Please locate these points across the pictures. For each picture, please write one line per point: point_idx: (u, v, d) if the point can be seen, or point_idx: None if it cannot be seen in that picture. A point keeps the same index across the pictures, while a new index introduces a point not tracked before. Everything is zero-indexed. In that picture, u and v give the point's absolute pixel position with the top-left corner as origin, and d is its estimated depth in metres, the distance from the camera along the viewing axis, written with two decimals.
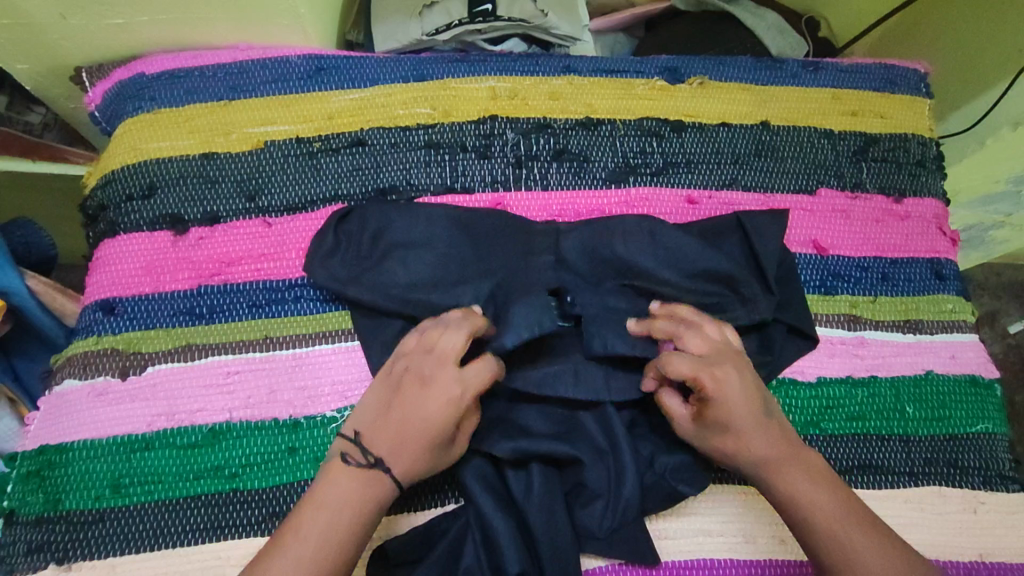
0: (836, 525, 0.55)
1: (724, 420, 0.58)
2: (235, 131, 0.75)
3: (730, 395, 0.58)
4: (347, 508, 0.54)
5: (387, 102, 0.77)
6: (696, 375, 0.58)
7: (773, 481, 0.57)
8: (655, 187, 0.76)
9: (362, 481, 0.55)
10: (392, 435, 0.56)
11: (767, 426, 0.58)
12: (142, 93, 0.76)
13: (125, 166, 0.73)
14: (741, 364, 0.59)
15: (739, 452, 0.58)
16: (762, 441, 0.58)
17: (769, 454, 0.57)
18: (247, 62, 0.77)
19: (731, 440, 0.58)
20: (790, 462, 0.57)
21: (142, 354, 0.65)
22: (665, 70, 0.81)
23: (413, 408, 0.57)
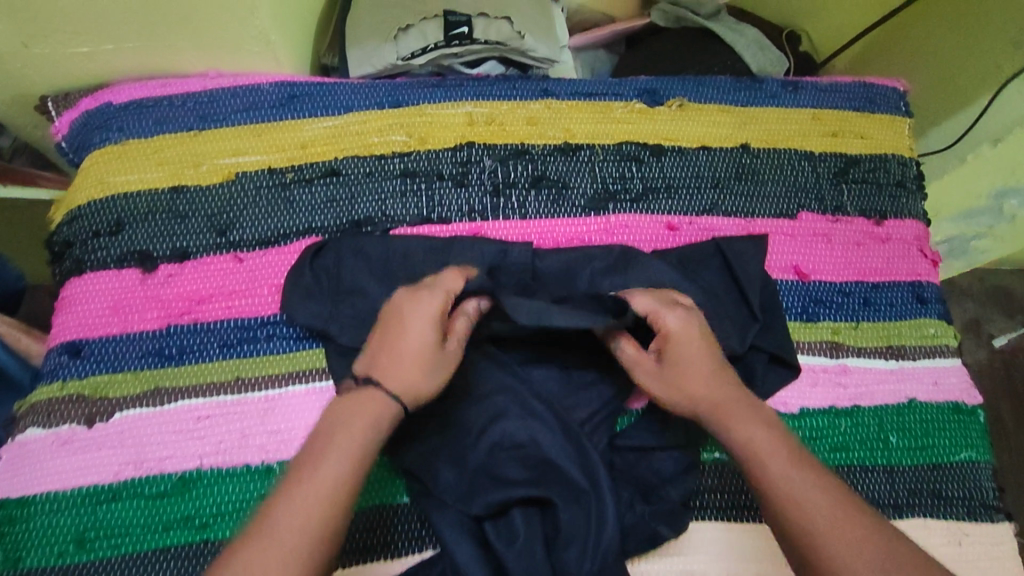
0: (792, 469, 0.52)
1: (682, 362, 0.59)
2: (206, 162, 0.73)
3: (686, 342, 0.59)
4: (342, 474, 0.49)
5: (362, 130, 0.76)
6: (656, 313, 0.60)
7: (729, 426, 0.56)
8: (635, 213, 0.75)
9: (363, 422, 0.52)
10: (390, 363, 0.55)
11: (722, 376, 0.58)
12: (109, 124, 0.74)
13: (92, 201, 0.71)
14: (700, 315, 0.62)
15: (687, 395, 0.58)
16: (713, 386, 0.58)
17: (716, 409, 0.57)
18: (217, 90, 0.75)
19: (678, 390, 0.58)
20: (741, 406, 0.57)
21: (108, 399, 0.64)
22: (644, 93, 0.80)
23: (405, 333, 0.56)
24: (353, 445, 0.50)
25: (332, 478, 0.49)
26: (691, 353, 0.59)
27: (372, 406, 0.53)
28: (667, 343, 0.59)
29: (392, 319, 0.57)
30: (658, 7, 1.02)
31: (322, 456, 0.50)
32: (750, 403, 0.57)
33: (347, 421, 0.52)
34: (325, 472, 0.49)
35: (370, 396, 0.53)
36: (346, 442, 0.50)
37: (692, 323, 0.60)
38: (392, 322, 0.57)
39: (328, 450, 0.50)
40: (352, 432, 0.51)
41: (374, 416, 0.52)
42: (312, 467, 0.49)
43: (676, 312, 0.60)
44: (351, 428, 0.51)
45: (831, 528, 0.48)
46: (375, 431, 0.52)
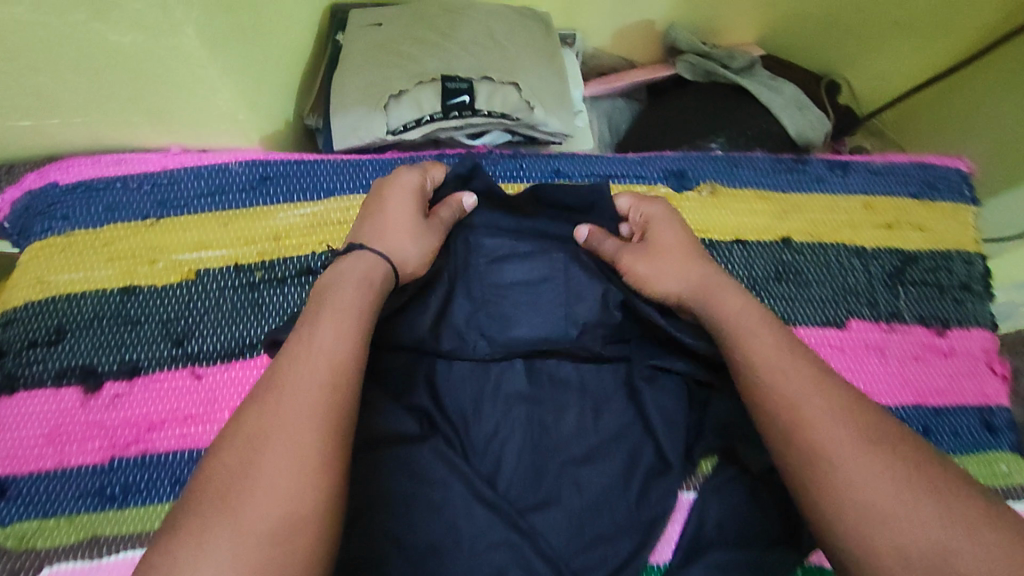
0: (789, 360, 0.45)
1: (659, 236, 0.60)
2: (163, 257, 0.63)
3: (667, 225, 0.61)
4: (347, 329, 0.44)
5: (345, 218, 0.66)
6: (648, 216, 0.62)
7: (711, 305, 0.53)
8: None
9: (355, 297, 0.47)
10: (378, 217, 0.55)
11: (697, 257, 0.57)
12: (54, 210, 0.64)
13: (29, 303, 0.61)
14: (680, 217, 0.62)
15: (670, 274, 0.57)
16: (688, 276, 0.56)
17: (699, 285, 0.55)
18: (179, 170, 0.65)
19: (658, 273, 0.57)
20: (716, 289, 0.54)
21: (35, 551, 0.52)
22: (671, 175, 0.70)
23: (392, 194, 0.57)
24: (350, 293, 0.47)
25: (332, 330, 0.44)
26: (668, 239, 0.60)
27: (371, 261, 0.50)
28: (651, 275, 0.58)
29: (374, 204, 0.56)
30: (683, 59, 0.91)
31: (319, 317, 0.45)
32: (726, 278, 0.56)
33: (341, 285, 0.47)
34: (323, 327, 0.44)
35: (358, 253, 0.50)
36: (342, 308, 0.45)
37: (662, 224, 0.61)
38: (374, 206, 0.56)
39: (323, 322, 0.44)
40: (346, 279, 0.48)
41: (373, 273, 0.50)
42: (310, 330, 0.44)
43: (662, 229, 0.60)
44: (346, 295, 0.46)
45: (843, 453, 0.39)
46: (373, 275, 0.50)
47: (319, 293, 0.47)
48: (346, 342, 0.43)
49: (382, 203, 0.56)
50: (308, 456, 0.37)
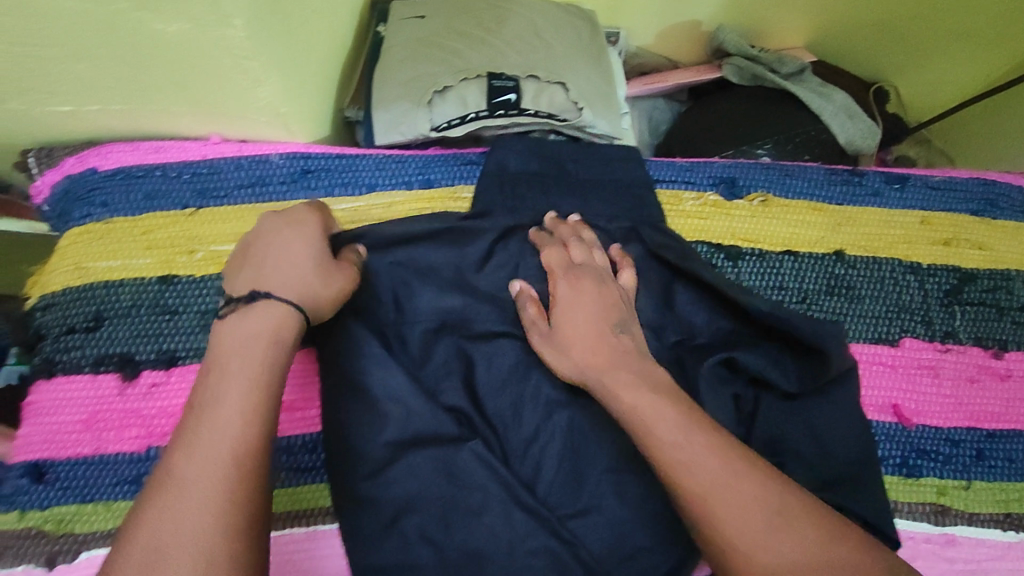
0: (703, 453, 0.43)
1: (567, 326, 0.55)
2: (202, 248, 0.62)
3: (576, 305, 0.56)
4: (251, 398, 0.42)
5: (388, 214, 0.64)
6: (554, 270, 0.59)
7: (612, 390, 0.50)
8: (707, 331, 0.63)
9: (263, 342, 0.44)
10: (264, 263, 0.49)
11: (606, 335, 0.53)
12: (93, 196, 0.63)
13: (68, 288, 0.61)
14: (603, 285, 0.57)
15: (576, 359, 0.53)
16: (600, 352, 0.52)
17: (602, 362, 0.52)
18: (218, 160, 0.64)
19: (564, 331, 0.55)
20: (637, 371, 0.50)
21: (74, 535, 0.53)
22: (722, 182, 0.68)
23: (286, 232, 0.51)
24: (250, 353, 0.44)
25: (227, 405, 0.41)
26: (562, 292, 0.57)
27: (276, 316, 0.46)
28: (563, 347, 0.54)
29: (260, 246, 0.50)
30: (730, 62, 0.89)
31: (216, 383, 0.42)
32: (638, 363, 0.51)
33: (239, 342, 0.44)
34: (217, 405, 0.41)
35: (258, 304, 0.46)
36: (238, 373, 0.43)
37: (592, 275, 0.58)
38: (259, 248, 0.50)
39: (223, 391, 0.42)
40: (247, 336, 0.44)
41: (278, 329, 0.46)
42: (207, 401, 0.41)
43: (607, 271, 0.59)
44: (244, 354, 0.44)
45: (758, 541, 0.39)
46: (279, 333, 0.45)
47: (215, 353, 0.44)
48: (246, 414, 0.41)
49: (268, 242, 0.50)
50: (210, 546, 0.36)
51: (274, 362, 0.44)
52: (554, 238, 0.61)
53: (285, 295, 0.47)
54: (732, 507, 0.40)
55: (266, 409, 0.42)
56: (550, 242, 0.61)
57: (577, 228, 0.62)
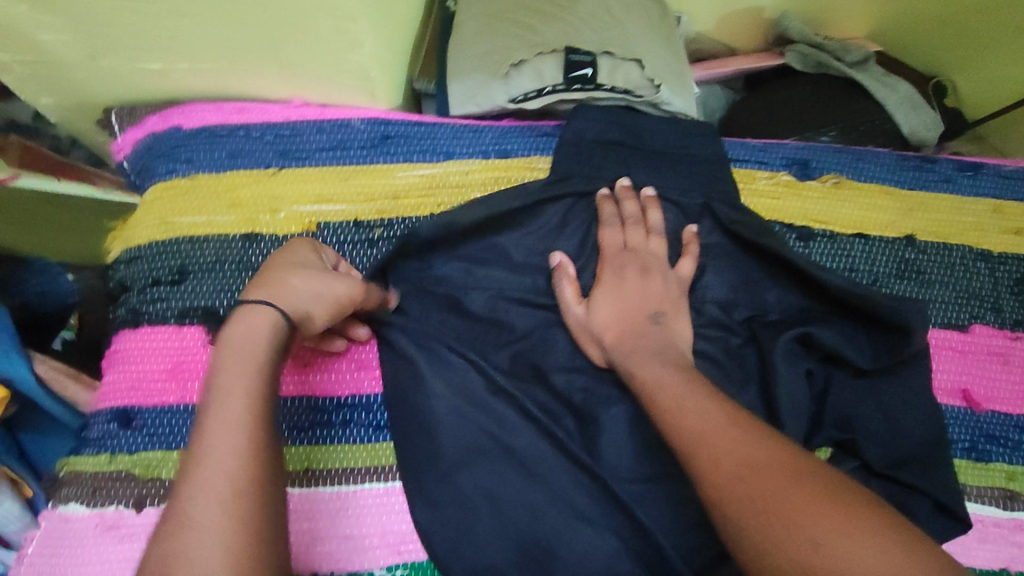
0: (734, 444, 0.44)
1: (603, 308, 0.59)
2: (284, 207, 0.63)
3: (621, 290, 0.59)
4: (240, 410, 0.41)
5: (465, 181, 0.65)
6: (610, 248, 0.61)
7: (640, 373, 0.53)
8: (779, 309, 0.63)
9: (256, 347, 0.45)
10: (254, 275, 0.51)
11: (643, 327, 0.57)
12: (177, 153, 0.64)
13: (153, 242, 0.62)
14: (651, 272, 0.60)
15: (605, 340, 0.58)
16: (626, 338, 0.57)
17: (629, 344, 0.56)
18: (300, 122, 0.65)
19: (598, 315, 0.59)
20: (676, 367, 0.53)
21: (160, 480, 0.55)
22: (794, 163, 0.69)
23: (284, 250, 0.53)
24: (234, 369, 0.43)
25: (228, 413, 0.41)
26: (608, 274, 0.60)
27: (261, 324, 0.46)
28: (597, 326, 0.58)
29: (258, 258, 0.52)
30: (795, 49, 0.89)
31: (207, 402, 0.42)
32: (672, 356, 0.55)
33: (224, 360, 0.44)
34: (218, 413, 0.41)
35: (241, 311, 0.47)
36: (231, 382, 0.43)
37: (638, 264, 0.60)
38: (258, 260, 0.52)
39: (213, 407, 0.41)
40: (229, 352, 0.45)
41: (267, 337, 0.46)
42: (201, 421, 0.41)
43: (660, 259, 0.61)
44: (231, 371, 0.43)
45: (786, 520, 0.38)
46: (265, 340, 0.46)
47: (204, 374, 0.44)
48: (238, 425, 0.41)
49: (265, 257, 0.53)
50: (227, 542, 0.36)
51: (260, 373, 0.44)
52: (616, 217, 0.62)
53: (266, 296, 0.48)
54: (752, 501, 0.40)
55: (259, 417, 0.42)
56: (609, 220, 0.62)
57: (647, 205, 0.63)
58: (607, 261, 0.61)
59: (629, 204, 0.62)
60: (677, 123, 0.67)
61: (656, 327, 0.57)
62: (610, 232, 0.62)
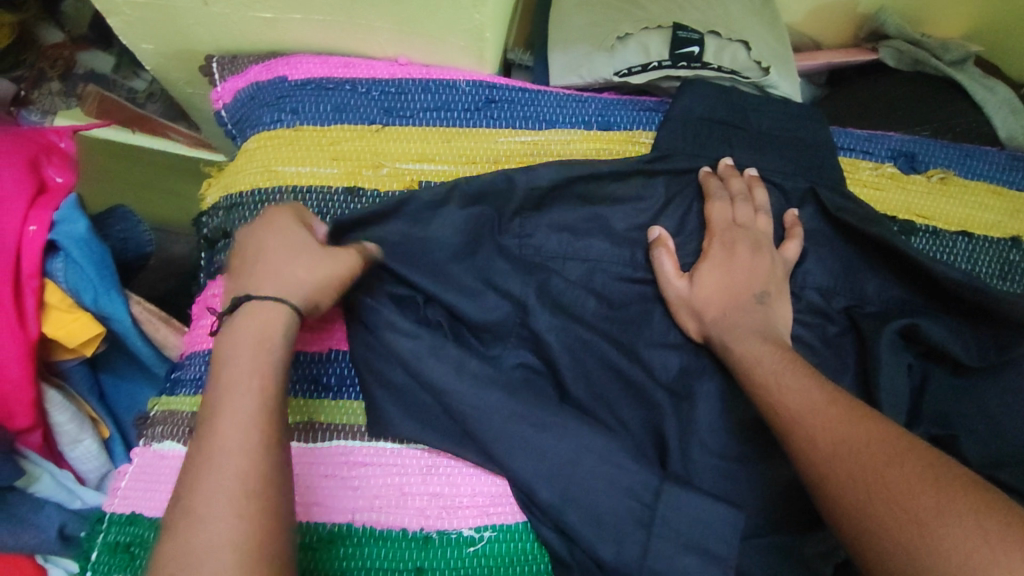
0: (844, 423, 0.44)
1: (709, 280, 0.59)
2: (387, 163, 0.63)
3: (728, 264, 0.59)
4: (249, 408, 0.41)
5: (567, 150, 0.65)
6: (717, 224, 0.60)
7: (737, 349, 0.54)
8: (879, 300, 0.62)
9: (257, 340, 0.44)
10: (246, 263, 0.49)
11: (749, 304, 0.57)
12: (283, 103, 0.64)
13: (256, 188, 0.62)
14: (759, 249, 0.59)
15: (706, 314, 0.58)
16: (732, 313, 0.57)
17: (731, 319, 0.56)
18: (406, 81, 0.65)
19: (703, 288, 0.58)
20: (779, 346, 0.53)
21: None
22: (900, 156, 0.68)
23: (271, 229, 0.50)
24: (244, 364, 0.43)
25: (233, 409, 0.41)
26: (715, 248, 0.60)
27: (266, 317, 0.45)
28: (696, 301, 0.58)
29: (249, 246, 0.50)
30: (890, 45, 0.88)
31: (214, 400, 0.42)
32: (776, 333, 0.55)
33: (232, 354, 0.44)
34: (225, 410, 0.41)
35: (244, 311, 0.46)
36: (239, 375, 0.43)
37: (748, 240, 0.60)
38: (251, 246, 0.50)
39: (220, 406, 0.41)
40: (235, 347, 0.44)
41: (274, 329, 0.45)
42: (208, 418, 0.41)
43: (767, 236, 0.61)
44: (238, 365, 0.43)
45: (907, 496, 0.38)
46: (273, 333, 0.45)
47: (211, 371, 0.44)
48: (247, 424, 0.41)
49: (256, 240, 0.50)
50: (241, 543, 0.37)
51: (268, 365, 0.44)
52: (724, 191, 0.61)
53: (266, 292, 0.46)
54: (864, 473, 0.41)
55: (266, 412, 0.42)
56: (717, 194, 0.61)
57: (750, 184, 0.62)
58: (713, 234, 0.61)
59: (735, 180, 0.62)
60: (782, 107, 0.67)
61: (761, 307, 0.57)
62: (720, 208, 0.61)
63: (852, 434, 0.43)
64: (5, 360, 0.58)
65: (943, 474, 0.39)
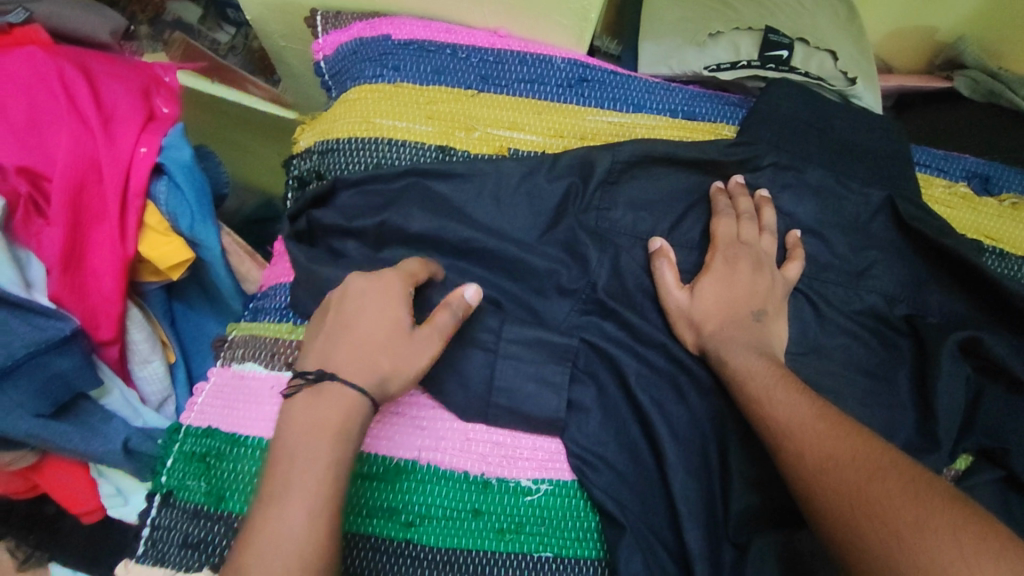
0: (853, 435, 0.46)
1: (707, 293, 0.59)
2: (479, 127, 0.65)
3: (730, 282, 0.59)
4: (313, 501, 0.41)
5: (652, 134, 0.67)
6: (723, 240, 0.61)
7: (733, 357, 0.55)
8: (942, 312, 0.64)
9: (334, 418, 0.45)
10: (340, 337, 0.48)
11: (745, 323, 0.57)
12: (385, 60, 0.67)
13: (352, 136, 0.64)
14: (760, 268, 0.60)
15: (702, 325, 0.58)
16: (724, 328, 0.57)
17: (727, 331, 0.57)
18: (505, 52, 0.68)
19: (702, 302, 0.58)
20: (776, 366, 0.54)
21: None
22: (976, 177, 0.71)
23: (373, 297, 0.50)
24: (319, 450, 0.43)
25: (299, 485, 0.42)
26: (717, 264, 0.60)
27: (345, 406, 0.45)
28: (694, 312, 0.58)
29: (347, 311, 0.49)
30: (965, 74, 0.88)
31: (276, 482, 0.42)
32: (772, 355, 0.55)
33: (308, 431, 0.44)
34: (289, 483, 0.42)
35: (330, 391, 0.45)
36: (307, 452, 0.43)
37: (751, 257, 0.60)
38: (349, 308, 0.50)
39: (288, 487, 0.41)
40: (306, 429, 0.44)
41: (349, 418, 0.45)
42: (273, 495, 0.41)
43: (770, 256, 0.61)
44: (308, 447, 0.43)
45: (894, 500, 0.41)
46: (349, 424, 0.45)
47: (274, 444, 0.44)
48: (310, 502, 0.41)
49: (354, 307, 0.49)
50: None
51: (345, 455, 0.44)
52: (731, 209, 0.62)
53: (350, 376, 0.46)
54: (858, 474, 0.43)
55: (332, 507, 0.42)
56: (725, 211, 0.62)
57: (760, 205, 0.63)
58: (715, 251, 0.61)
59: (744, 200, 0.63)
60: (861, 118, 0.69)
61: (758, 325, 0.58)
62: (723, 228, 0.61)
63: (862, 445, 0.46)
64: (102, 272, 0.62)
65: (929, 490, 0.42)
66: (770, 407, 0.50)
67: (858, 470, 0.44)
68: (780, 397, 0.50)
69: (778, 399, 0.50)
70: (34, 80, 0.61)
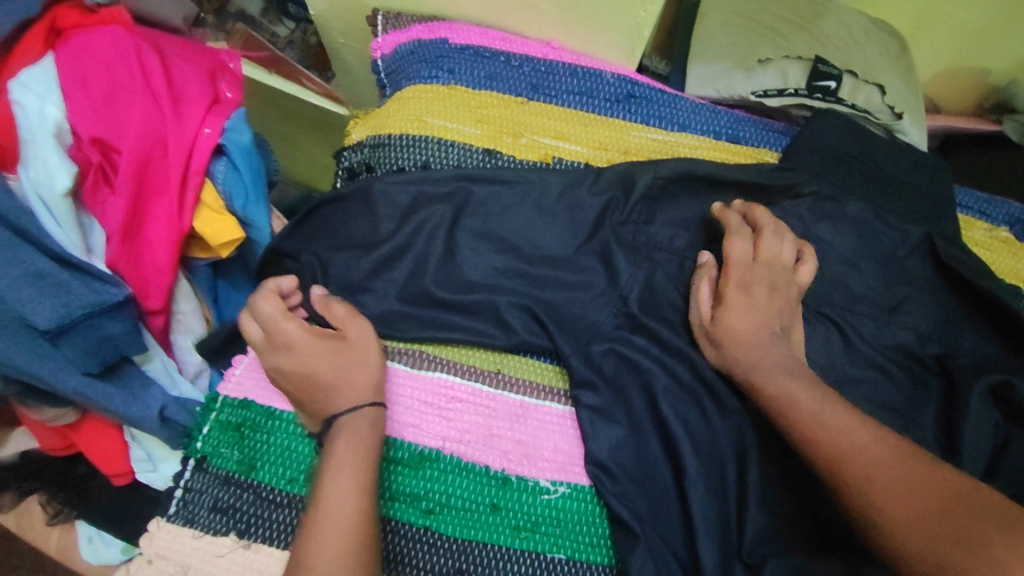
0: (878, 464, 0.47)
1: (737, 313, 0.58)
2: (526, 134, 0.67)
3: (762, 305, 0.59)
4: (350, 503, 0.46)
5: (693, 153, 0.68)
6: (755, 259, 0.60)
7: (761, 379, 0.55)
8: (976, 354, 0.63)
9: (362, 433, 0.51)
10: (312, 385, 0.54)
11: (774, 346, 0.57)
12: (441, 63, 0.70)
13: (404, 132, 0.66)
14: (793, 294, 0.60)
15: (730, 347, 0.58)
16: (753, 351, 0.57)
17: (755, 356, 0.57)
18: (557, 63, 0.70)
19: (729, 326, 0.58)
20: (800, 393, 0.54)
21: None
22: (1017, 223, 0.71)
23: (288, 343, 0.55)
24: (343, 464, 0.48)
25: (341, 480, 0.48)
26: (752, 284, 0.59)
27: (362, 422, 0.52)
28: (723, 333, 0.58)
29: (282, 371, 0.55)
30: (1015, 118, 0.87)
31: (320, 500, 0.47)
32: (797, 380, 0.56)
33: (343, 442, 0.50)
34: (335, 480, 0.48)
35: (341, 423, 0.52)
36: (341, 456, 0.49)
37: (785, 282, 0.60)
38: (287, 367, 0.55)
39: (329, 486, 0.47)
40: (342, 443, 0.50)
41: (371, 437, 0.52)
42: (315, 507, 0.46)
43: (803, 285, 0.61)
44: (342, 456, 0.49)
45: (931, 530, 0.43)
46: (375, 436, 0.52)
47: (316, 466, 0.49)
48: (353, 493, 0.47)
49: (283, 358, 0.55)
50: None
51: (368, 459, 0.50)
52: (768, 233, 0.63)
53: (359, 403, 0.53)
54: (893, 503, 0.45)
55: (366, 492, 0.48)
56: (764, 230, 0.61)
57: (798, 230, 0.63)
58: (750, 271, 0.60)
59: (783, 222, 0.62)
60: (905, 154, 0.69)
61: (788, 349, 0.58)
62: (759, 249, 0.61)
63: (893, 473, 0.47)
64: (158, 243, 0.65)
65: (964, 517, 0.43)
66: (795, 431, 0.51)
67: (894, 500, 0.45)
68: (804, 423, 0.51)
69: (804, 424, 0.51)
70: (114, 57, 0.65)
